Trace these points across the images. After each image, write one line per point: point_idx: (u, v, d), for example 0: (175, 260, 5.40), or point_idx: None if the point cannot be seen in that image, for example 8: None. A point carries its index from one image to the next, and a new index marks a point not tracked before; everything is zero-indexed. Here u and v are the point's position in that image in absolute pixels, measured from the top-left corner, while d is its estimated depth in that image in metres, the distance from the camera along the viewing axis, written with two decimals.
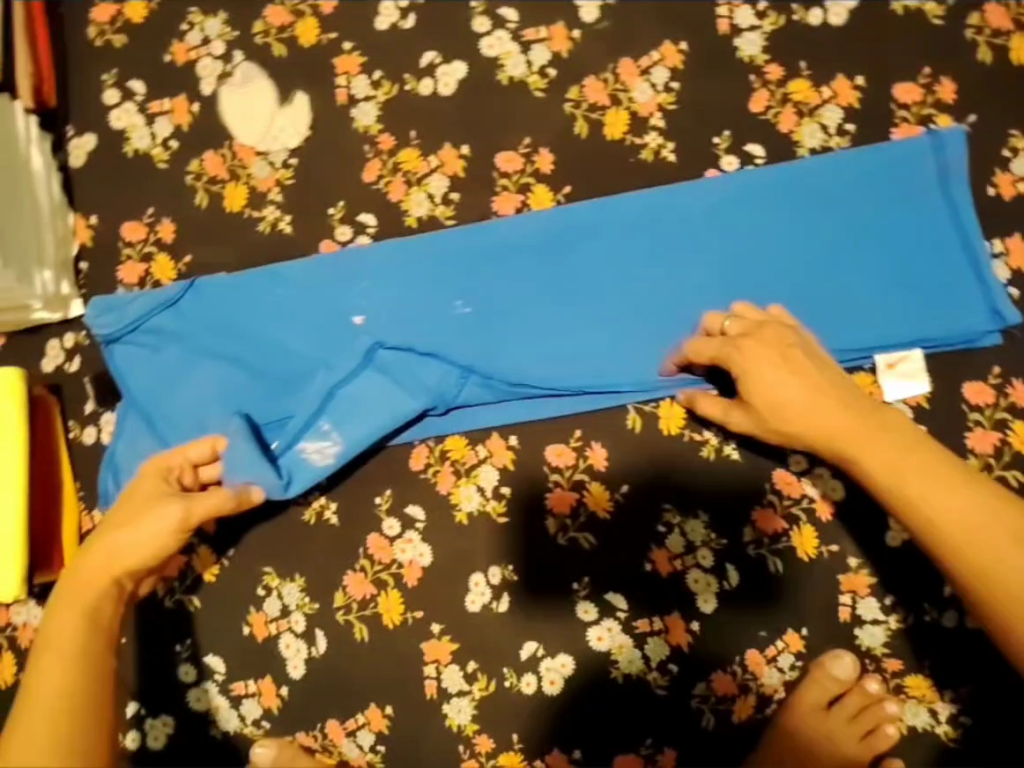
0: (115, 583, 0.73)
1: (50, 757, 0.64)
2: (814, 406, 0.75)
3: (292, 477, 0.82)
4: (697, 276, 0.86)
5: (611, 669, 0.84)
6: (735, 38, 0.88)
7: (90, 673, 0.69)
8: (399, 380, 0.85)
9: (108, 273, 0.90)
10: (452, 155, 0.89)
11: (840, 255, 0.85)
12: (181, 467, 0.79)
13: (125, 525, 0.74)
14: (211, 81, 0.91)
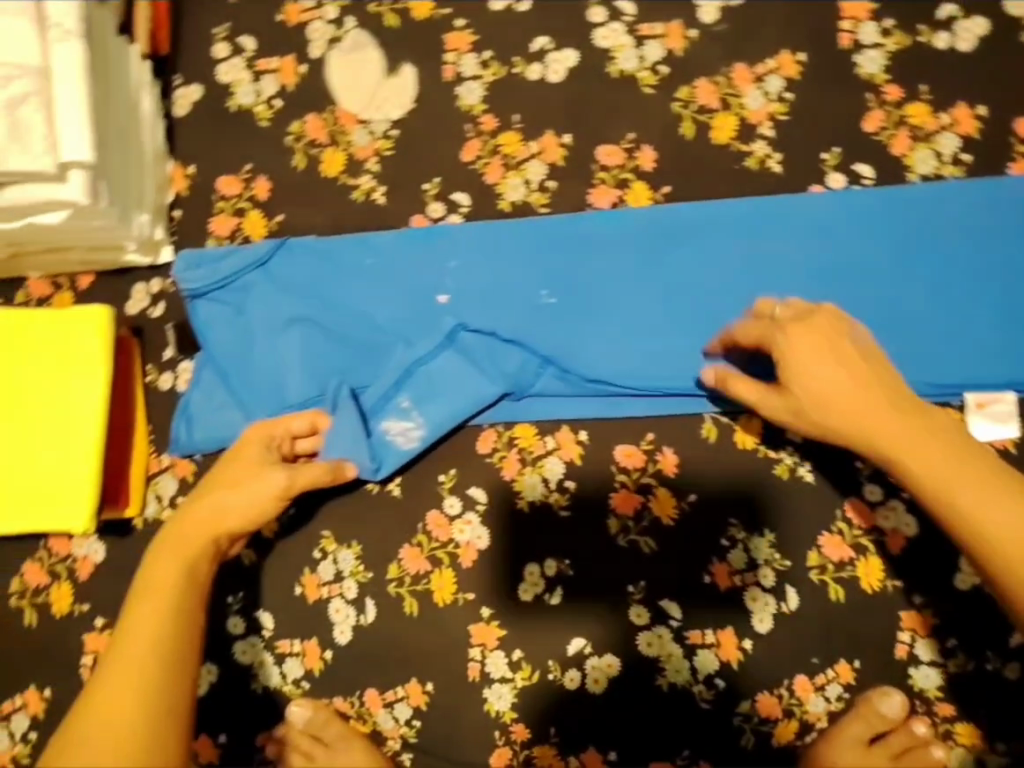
0: (213, 542, 0.76)
1: (142, 699, 0.65)
2: (861, 397, 0.69)
3: (382, 459, 0.84)
4: (796, 295, 0.84)
5: (657, 675, 0.84)
6: (856, 54, 0.87)
7: (183, 624, 0.71)
8: (483, 365, 0.85)
9: (200, 223, 0.90)
10: (554, 142, 0.88)
11: (944, 288, 0.83)
12: (283, 437, 0.82)
13: (234, 486, 0.78)
14: (321, 44, 0.91)
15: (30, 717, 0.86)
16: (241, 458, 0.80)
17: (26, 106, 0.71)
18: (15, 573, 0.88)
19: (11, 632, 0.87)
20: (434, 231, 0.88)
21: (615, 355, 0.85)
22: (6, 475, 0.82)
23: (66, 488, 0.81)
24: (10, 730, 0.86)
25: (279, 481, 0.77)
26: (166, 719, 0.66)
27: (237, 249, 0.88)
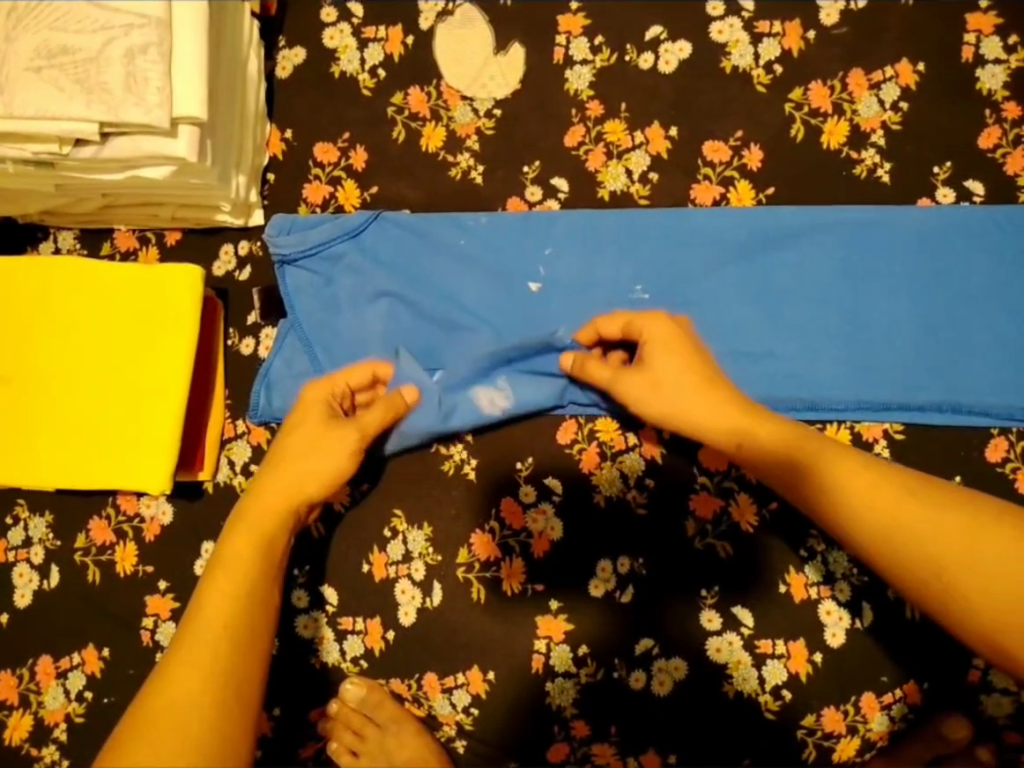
0: (288, 522, 0.71)
1: (201, 686, 0.60)
2: (717, 421, 0.69)
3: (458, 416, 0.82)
4: (898, 309, 0.82)
5: (723, 682, 0.82)
6: (977, 68, 0.86)
7: (259, 608, 0.65)
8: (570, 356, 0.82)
9: (294, 190, 0.90)
10: (660, 134, 0.88)
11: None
12: (344, 392, 0.78)
13: (304, 446, 0.73)
14: (431, 16, 0.92)
15: (87, 675, 0.85)
16: (305, 419, 0.75)
17: (144, 59, 0.70)
18: (81, 530, 0.87)
19: (72, 587, 0.86)
20: (533, 215, 0.86)
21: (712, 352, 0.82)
22: (86, 431, 0.81)
23: (144, 449, 0.79)
24: (65, 687, 0.85)
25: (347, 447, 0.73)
26: (229, 710, 0.60)
27: (332, 217, 0.87)
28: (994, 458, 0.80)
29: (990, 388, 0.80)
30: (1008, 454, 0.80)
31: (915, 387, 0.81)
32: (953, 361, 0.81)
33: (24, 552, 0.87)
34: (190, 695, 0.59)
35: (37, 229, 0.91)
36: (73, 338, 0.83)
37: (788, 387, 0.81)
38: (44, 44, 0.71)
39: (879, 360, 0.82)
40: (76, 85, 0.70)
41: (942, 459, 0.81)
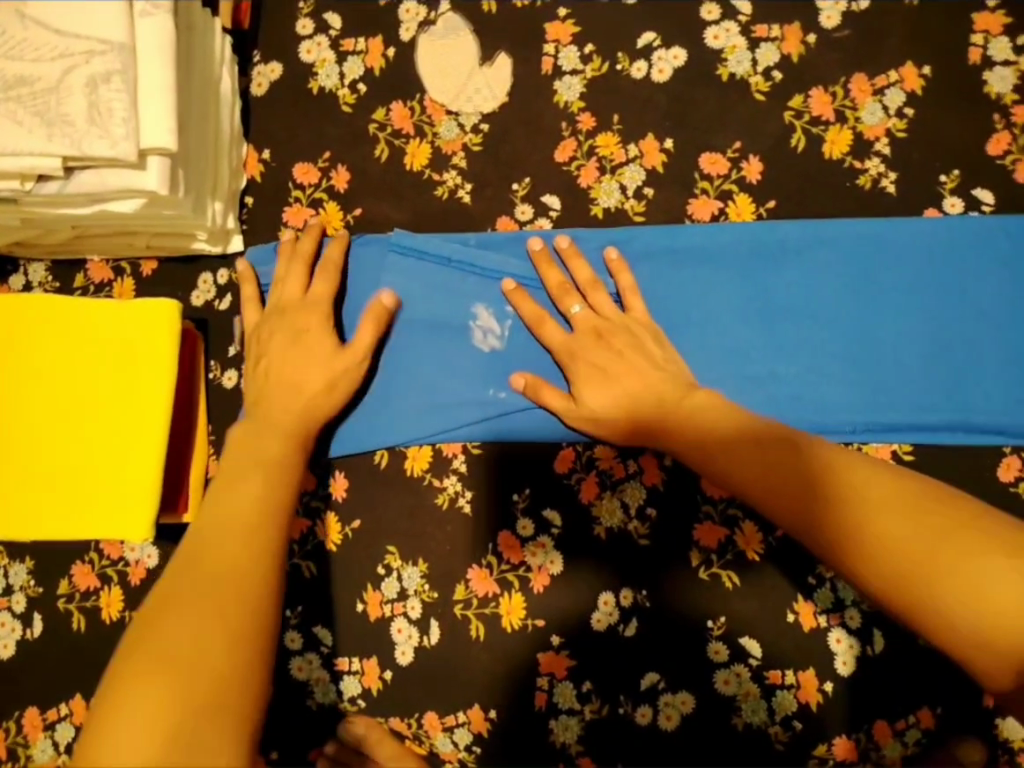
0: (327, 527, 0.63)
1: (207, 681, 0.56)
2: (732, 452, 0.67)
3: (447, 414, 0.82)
4: (906, 328, 0.79)
5: (733, 715, 0.79)
6: (985, 70, 0.82)
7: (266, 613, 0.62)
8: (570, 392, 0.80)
9: (273, 214, 0.87)
10: (654, 146, 0.84)
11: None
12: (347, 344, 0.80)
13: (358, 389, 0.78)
14: (411, 26, 0.88)
15: (75, 725, 0.82)
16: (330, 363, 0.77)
17: (107, 87, 0.67)
18: (64, 575, 0.84)
19: (56, 637, 0.83)
20: (523, 236, 0.83)
21: (715, 379, 0.79)
22: (63, 474, 0.78)
23: (124, 491, 0.77)
24: (54, 739, 0.82)
25: (314, 381, 0.77)
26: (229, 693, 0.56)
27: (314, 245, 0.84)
28: (1007, 478, 0.77)
29: (1000, 407, 0.77)
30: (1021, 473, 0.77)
31: (925, 408, 0.78)
32: (964, 379, 0.78)
33: (5, 600, 0.84)
34: (172, 700, 0.54)
35: (6, 263, 0.88)
36: (46, 379, 0.79)
37: (796, 410, 0.78)
38: (0, 75, 0.67)
39: (888, 383, 0.78)
40: (36, 117, 0.66)
41: (958, 479, 0.78)
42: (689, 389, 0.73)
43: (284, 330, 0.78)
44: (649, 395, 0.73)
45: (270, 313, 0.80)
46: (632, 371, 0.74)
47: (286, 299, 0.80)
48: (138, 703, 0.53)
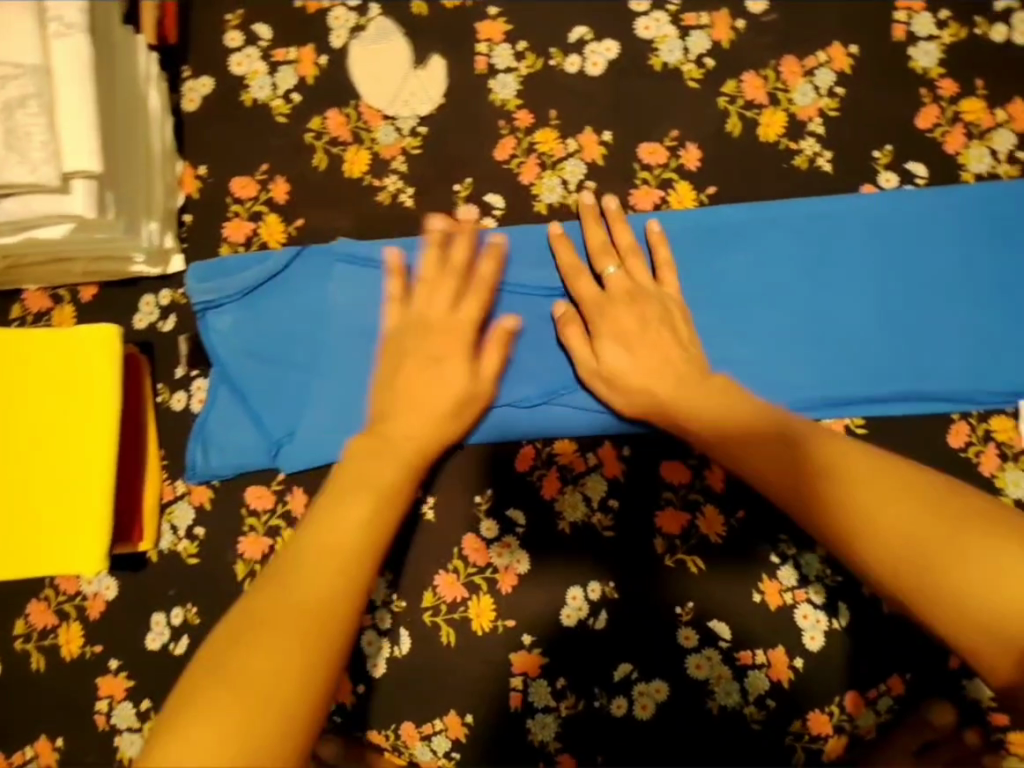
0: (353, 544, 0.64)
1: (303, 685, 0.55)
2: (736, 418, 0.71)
3: None
4: (894, 301, 0.80)
5: (707, 698, 0.79)
6: (910, 46, 0.83)
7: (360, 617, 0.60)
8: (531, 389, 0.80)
9: (213, 230, 0.85)
10: (592, 140, 0.84)
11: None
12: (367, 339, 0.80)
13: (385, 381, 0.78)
14: (342, 32, 0.87)
15: None
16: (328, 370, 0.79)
17: (23, 111, 0.65)
18: (20, 614, 0.82)
19: (16, 678, 0.81)
20: (467, 237, 0.82)
21: (719, 363, 0.79)
22: (8, 510, 0.76)
23: (73, 524, 0.75)
24: None
25: (443, 405, 0.75)
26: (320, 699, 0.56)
27: (257, 259, 0.83)
28: (956, 444, 0.79)
29: (946, 375, 0.78)
30: (969, 438, 0.79)
31: (874, 380, 0.79)
32: (912, 350, 0.79)
33: None
34: (258, 727, 0.52)
35: None
36: None
37: (797, 390, 0.79)
38: None
39: (881, 356, 0.79)
40: None
41: (908, 448, 0.79)
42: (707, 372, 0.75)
43: (427, 350, 0.76)
44: (672, 374, 0.75)
45: (414, 325, 0.77)
46: (656, 346, 0.76)
47: (433, 314, 0.77)
48: (222, 723, 0.51)
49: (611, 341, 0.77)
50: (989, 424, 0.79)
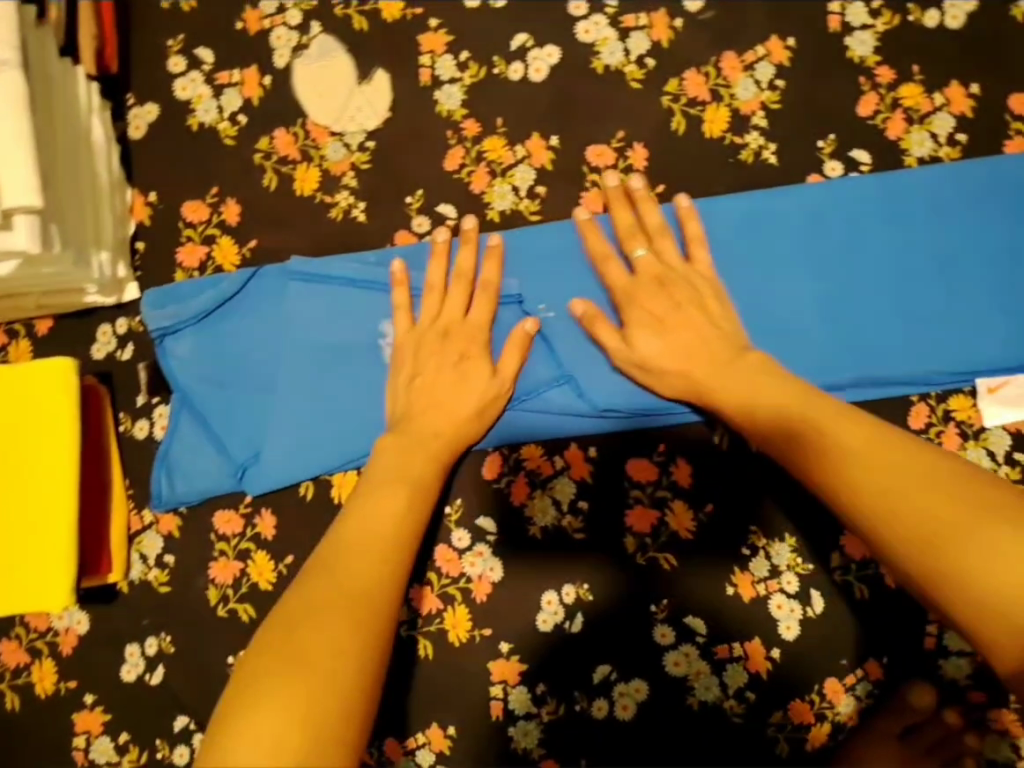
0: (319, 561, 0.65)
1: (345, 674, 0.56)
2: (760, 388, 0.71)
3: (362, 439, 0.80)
4: (875, 284, 0.80)
5: (687, 694, 0.79)
6: (846, 36, 0.85)
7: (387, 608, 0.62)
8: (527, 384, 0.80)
9: (167, 256, 0.85)
10: (540, 145, 0.85)
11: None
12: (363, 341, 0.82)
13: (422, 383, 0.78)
14: (285, 52, 0.87)
15: None
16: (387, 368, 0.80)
17: None
18: None
19: None
20: (422, 249, 0.83)
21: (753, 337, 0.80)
22: None
23: (38, 561, 0.74)
24: None
25: (466, 407, 0.77)
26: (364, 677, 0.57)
27: (213, 283, 0.83)
28: (917, 425, 0.80)
29: (900, 359, 0.79)
30: (930, 420, 0.80)
31: (831, 367, 0.79)
32: (866, 335, 0.80)
33: None
34: (311, 720, 0.53)
35: None
36: None
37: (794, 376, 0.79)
38: None
39: (836, 342, 0.80)
40: None
41: None
42: (743, 349, 0.75)
43: (449, 349, 0.78)
44: (708, 354, 0.75)
45: (428, 332, 0.79)
46: (688, 324, 0.76)
47: (444, 320, 0.79)
48: (278, 721, 0.52)
49: (643, 325, 0.77)
50: (947, 405, 0.80)
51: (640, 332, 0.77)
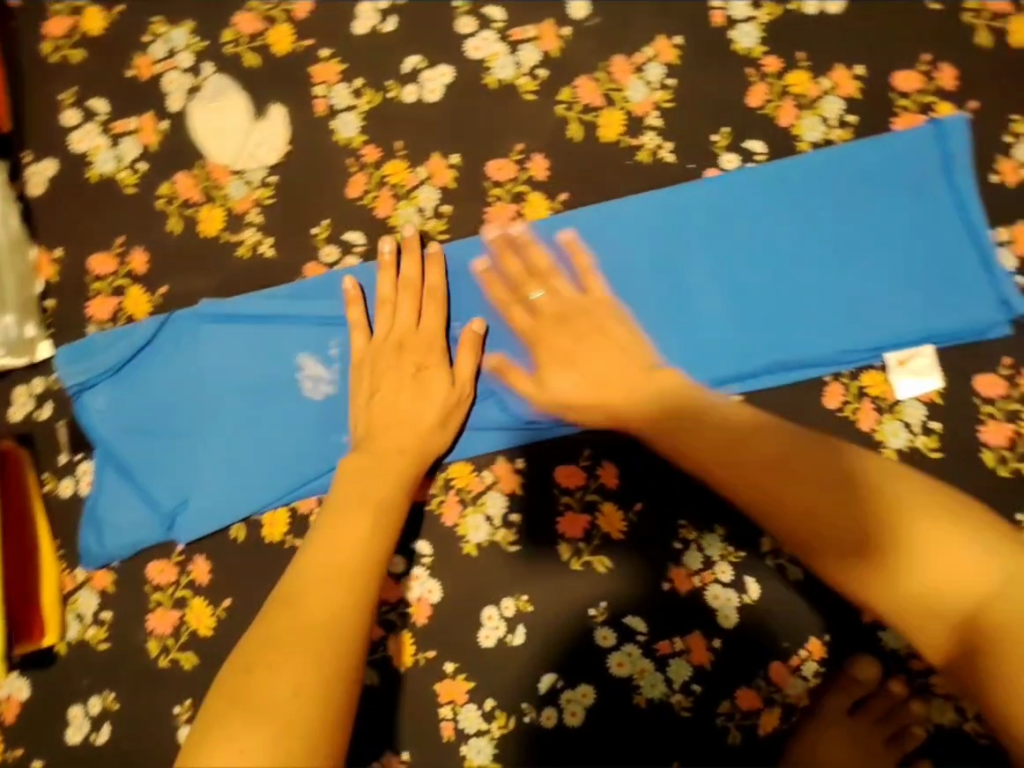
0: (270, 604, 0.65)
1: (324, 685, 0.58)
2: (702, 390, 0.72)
3: (285, 476, 0.80)
4: (781, 269, 0.80)
5: (633, 694, 0.80)
6: (730, 30, 0.86)
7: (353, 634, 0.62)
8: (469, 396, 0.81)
9: (79, 309, 0.85)
10: (441, 165, 0.85)
11: (926, 229, 0.80)
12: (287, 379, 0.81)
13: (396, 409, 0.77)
14: (179, 95, 0.87)
15: None
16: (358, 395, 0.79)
17: None
18: None
19: None
20: (332, 277, 0.82)
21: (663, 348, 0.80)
22: None
23: None
24: None
25: (430, 417, 0.77)
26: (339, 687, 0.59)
27: (125, 333, 0.83)
28: (833, 405, 0.79)
29: (811, 341, 0.79)
30: (844, 399, 0.79)
31: (743, 355, 0.79)
32: (777, 320, 0.80)
33: None
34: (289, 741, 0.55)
35: None
36: None
37: (709, 363, 0.79)
38: None
39: (747, 330, 0.80)
40: None
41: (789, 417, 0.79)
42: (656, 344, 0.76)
43: (401, 368, 0.78)
44: None
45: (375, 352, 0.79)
46: None
47: (405, 336, 0.79)
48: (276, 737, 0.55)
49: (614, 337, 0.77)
50: (859, 382, 0.79)
51: (610, 340, 0.77)
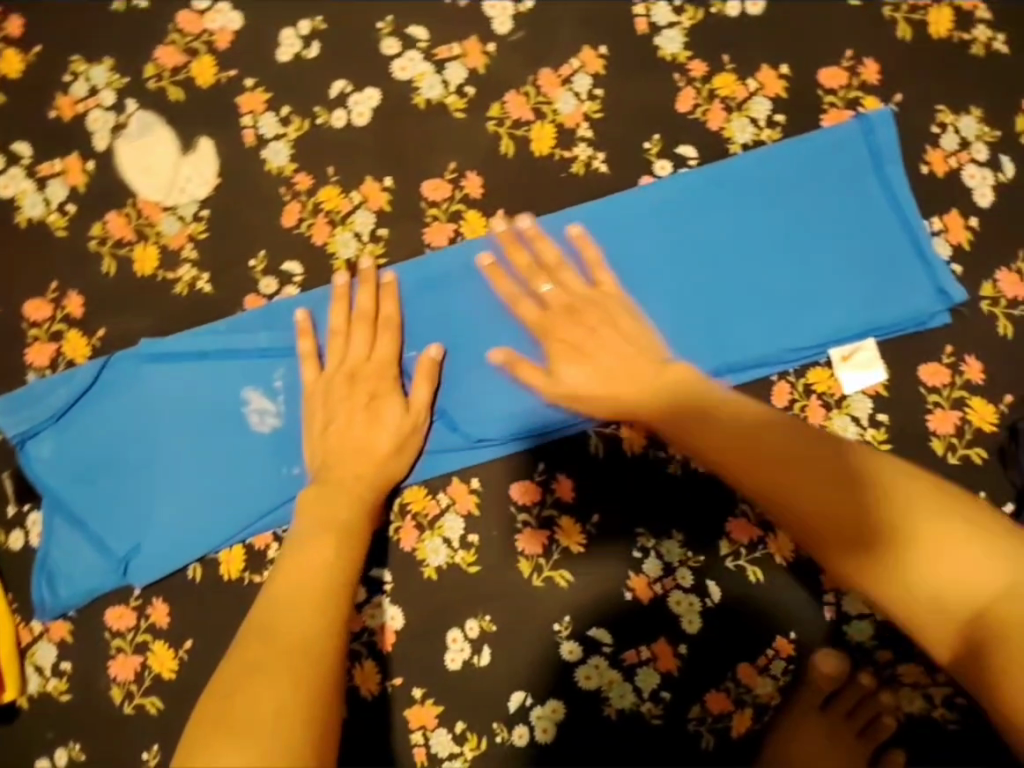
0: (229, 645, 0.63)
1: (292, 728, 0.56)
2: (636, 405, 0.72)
3: (239, 513, 0.79)
4: (724, 271, 0.81)
5: (603, 706, 0.80)
6: (655, 37, 0.86)
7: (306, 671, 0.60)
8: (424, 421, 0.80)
9: (15, 357, 0.84)
10: (376, 188, 0.85)
11: (861, 222, 0.81)
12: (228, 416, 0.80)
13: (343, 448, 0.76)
14: (104, 133, 0.86)
15: None
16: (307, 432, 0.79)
17: None
18: None
19: None
20: (273, 308, 0.82)
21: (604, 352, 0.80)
22: None
23: None
24: None
25: (384, 444, 0.77)
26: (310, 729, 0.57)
27: (65, 378, 0.81)
28: (781, 404, 0.80)
29: (756, 341, 0.79)
30: (792, 398, 0.80)
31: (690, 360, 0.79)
32: (722, 321, 0.80)
33: None
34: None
35: None
36: None
37: None
38: None
39: (693, 334, 0.80)
40: None
41: None
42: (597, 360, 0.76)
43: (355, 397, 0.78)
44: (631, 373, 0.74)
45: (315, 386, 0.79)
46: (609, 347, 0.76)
47: (353, 363, 0.79)
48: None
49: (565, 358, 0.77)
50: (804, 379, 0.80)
51: (563, 365, 0.77)
